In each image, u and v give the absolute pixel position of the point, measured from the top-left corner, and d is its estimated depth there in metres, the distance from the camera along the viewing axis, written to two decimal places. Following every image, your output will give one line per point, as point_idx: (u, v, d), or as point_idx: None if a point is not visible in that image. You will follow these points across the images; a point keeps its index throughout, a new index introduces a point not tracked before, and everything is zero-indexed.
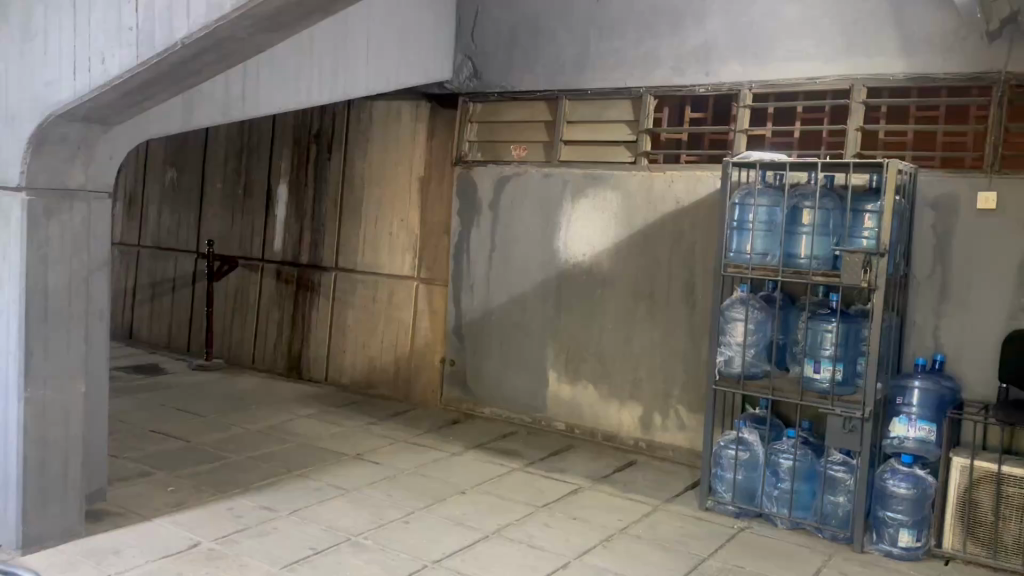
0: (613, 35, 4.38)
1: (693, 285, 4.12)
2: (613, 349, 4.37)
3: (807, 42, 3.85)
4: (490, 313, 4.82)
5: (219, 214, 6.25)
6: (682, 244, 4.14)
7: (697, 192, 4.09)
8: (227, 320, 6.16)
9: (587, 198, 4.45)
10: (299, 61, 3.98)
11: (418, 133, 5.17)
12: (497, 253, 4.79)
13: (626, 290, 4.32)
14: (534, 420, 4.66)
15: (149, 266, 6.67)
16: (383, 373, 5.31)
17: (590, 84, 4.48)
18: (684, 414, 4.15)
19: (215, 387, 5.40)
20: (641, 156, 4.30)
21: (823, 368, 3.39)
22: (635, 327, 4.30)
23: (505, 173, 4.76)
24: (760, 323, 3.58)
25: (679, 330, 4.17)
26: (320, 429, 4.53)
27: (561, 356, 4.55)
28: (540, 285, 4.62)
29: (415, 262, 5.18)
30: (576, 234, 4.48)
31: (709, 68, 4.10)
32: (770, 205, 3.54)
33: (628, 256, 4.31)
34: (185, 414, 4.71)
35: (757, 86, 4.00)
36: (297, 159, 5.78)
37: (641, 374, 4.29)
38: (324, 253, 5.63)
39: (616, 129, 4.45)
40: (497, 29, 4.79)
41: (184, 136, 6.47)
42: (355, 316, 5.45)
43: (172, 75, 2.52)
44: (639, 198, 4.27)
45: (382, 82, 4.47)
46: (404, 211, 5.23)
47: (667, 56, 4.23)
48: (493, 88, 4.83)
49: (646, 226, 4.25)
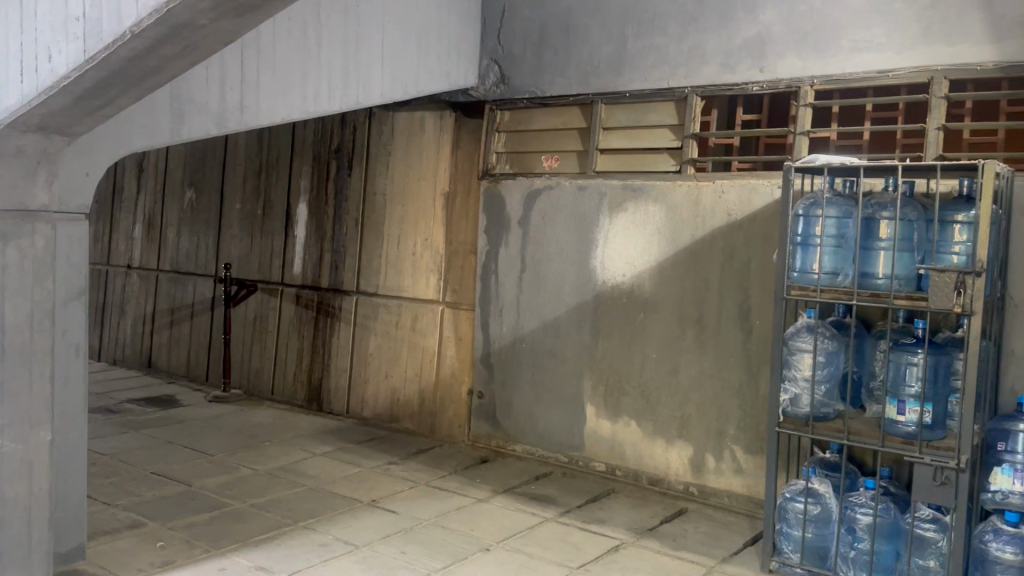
0: (653, 31, 3.92)
1: (748, 310, 3.63)
2: (659, 382, 3.89)
3: (877, 30, 3.36)
4: (522, 341, 4.37)
5: (238, 236, 5.92)
6: (734, 264, 3.66)
7: (752, 203, 3.60)
8: (245, 348, 5.81)
9: (627, 211, 3.98)
10: (305, 66, 3.61)
11: (442, 145, 4.77)
12: (528, 274, 4.35)
13: (671, 315, 3.84)
14: (571, 460, 4.18)
15: (167, 291, 6.37)
16: (407, 406, 4.90)
17: (628, 86, 4.03)
18: (741, 455, 3.65)
19: (229, 421, 5.04)
20: (686, 163, 3.85)
21: (909, 409, 2.85)
22: (682, 357, 3.82)
23: (535, 187, 4.33)
24: (831, 355, 3.08)
25: (733, 361, 3.67)
26: (335, 471, 4.11)
27: (599, 390, 4.08)
28: (575, 310, 4.17)
29: (440, 284, 4.77)
30: (613, 252, 4.02)
31: (764, 63, 3.62)
32: (840, 217, 3.05)
33: (673, 277, 3.84)
34: (192, 453, 4.34)
35: (819, 81, 3.51)
36: (317, 176, 5.43)
37: (690, 410, 3.79)
38: (345, 276, 5.25)
39: (659, 135, 4.00)
40: (525, 29, 4.37)
41: (203, 154, 6.18)
42: (378, 344, 5.05)
43: (131, 74, 2.13)
44: (685, 211, 3.80)
45: (397, 88, 4.11)
46: (429, 230, 4.83)
47: (715, 51, 3.75)
48: (522, 94, 4.41)
49: (694, 243, 3.77)
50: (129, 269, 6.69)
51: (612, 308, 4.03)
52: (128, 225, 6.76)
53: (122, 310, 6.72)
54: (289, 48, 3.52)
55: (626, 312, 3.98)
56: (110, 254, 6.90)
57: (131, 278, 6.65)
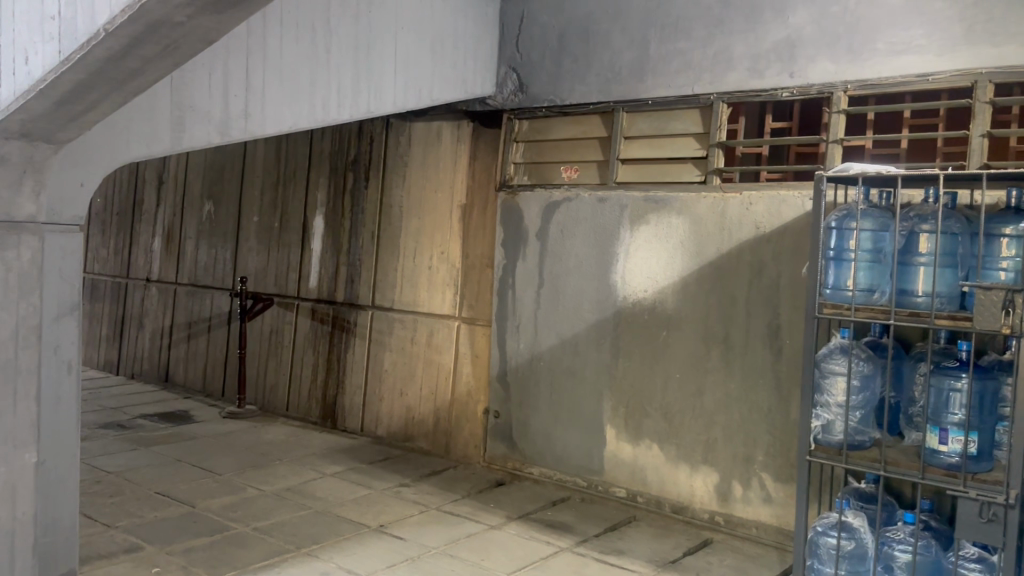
0: (677, 35, 3.74)
1: (778, 329, 3.42)
2: (682, 404, 3.68)
3: (915, 32, 3.15)
4: (539, 359, 4.20)
5: (255, 249, 5.82)
6: (762, 279, 3.46)
7: (782, 215, 3.40)
8: (261, 364, 5.70)
9: (650, 223, 3.80)
10: (313, 73, 3.49)
11: (459, 155, 4.63)
12: (546, 289, 4.18)
13: (695, 333, 3.64)
14: (590, 484, 3.99)
15: (185, 304, 6.29)
16: (421, 425, 4.74)
17: (651, 92, 3.85)
18: (770, 483, 3.43)
19: (241, 438, 4.92)
20: (711, 173, 3.66)
21: (952, 438, 2.62)
22: (707, 378, 3.61)
23: (554, 198, 4.16)
24: (866, 379, 2.87)
25: (761, 383, 3.46)
26: (344, 492, 3.96)
27: (620, 411, 3.88)
28: (595, 327, 3.98)
29: (456, 299, 4.62)
30: (634, 267, 3.84)
31: (794, 67, 3.43)
32: (877, 229, 2.83)
33: (697, 293, 3.64)
34: (199, 472, 4.22)
35: (853, 86, 3.31)
36: (334, 187, 5.31)
37: (716, 434, 3.58)
38: (360, 290, 5.12)
39: (683, 144, 3.81)
40: (544, 35, 4.22)
41: (222, 166, 6.11)
42: (392, 360, 4.91)
43: (110, 77, 2.01)
44: (710, 223, 3.60)
45: (411, 97, 3.99)
46: (445, 242, 4.68)
47: (742, 55, 3.56)
48: (540, 102, 4.25)
49: (719, 257, 3.58)
50: (148, 282, 6.63)
51: (633, 325, 3.84)
52: (147, 238, 6.71)
53: (140, 323, 6.65)
54: (297, 54, 3.40)
55: (648, 329, 3.79)
56: (130, 267, 6.85)
57: (150, 291, 6.59)
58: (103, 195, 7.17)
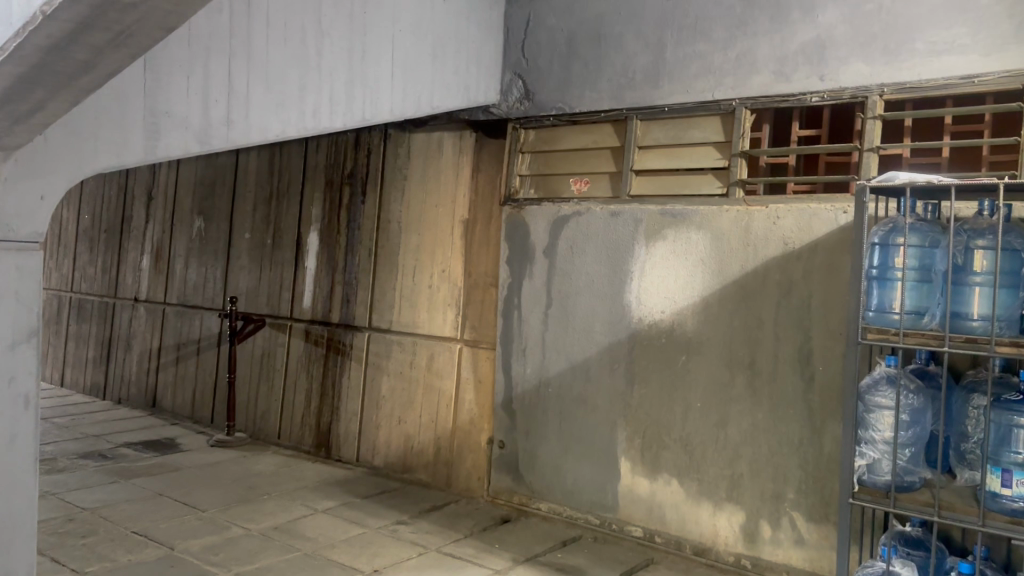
0: (695, 37, 3.48)
1: (809, 355, 3.13)
2: (704, 435, 3.38)
3: (958, 30, 2.87)
4: (547, 385, 3.90)
5: (246, 268, 5.54)
6: (792, 300, 3.17)
7: (812, 230, 3.12)
8: (252, 389, 5.40)
9: (667, 239, 3.51)
10: (303, 77, 3.23)
11: (462, 167, 4.36)
12: (554, 309, 3.89)
13: (718, 358, 3.35)
14: (603, 522, 3.67)
15: (174, 326, 6.00)
16: (421, 454, 4.43)
17: (666, 99, 3.58)
18: (803, 525, 3.13)
19: (229, 469, 4.62)
20: (734, 185, 3.39)
21: (1017, 480, 2.27)
22: (731, 407, 3.31)
23: (563, 213, 3.88)
24: (917, 414, 2.56)
25: (791, 414, 3.17)
26: (336, 532, 3.65)
27: (635, 443, 3.58)
28: (608, 351, 3.68)
29: (458, 321, 4.33)
30: (650, 286, 3.55)
31: (824, 70, 3.15)
32: (925, 245, 2.55)
33: (720, 315, 3.35)
34: (181, 509, 3.92)
35: (890, 90, 3.03)
36: (329, 203, 5.04)
37: (742, 469, 3.28)
38: (356, 310, 4.83)
39: (702, 154, 3.53)
40: (552, 39, 3.96)
41: (213, 181, 5.86)
42: (390, 386, 4.61)
43: (56, 71, 1.74)
44: (733, 239, 3.32)
45: (408, 104, 3.74)
46: (446, 260, 4.40)
47: (766, 58, 3.29)
48: (547, 110, 3.99)
49: (743, 276, 3.29)
50: (136, 302, 6.35)
51: (649, 349, 3.55)
52: (135, 256, 6.43)
53: (127, 345, 6.36)
54: (284, 58, 3.15)
55: (665, 354, 3.50)
56: (117, 287, 6.56)
57: (138, 312, 6.31)
58: (90, 211, 6.89)
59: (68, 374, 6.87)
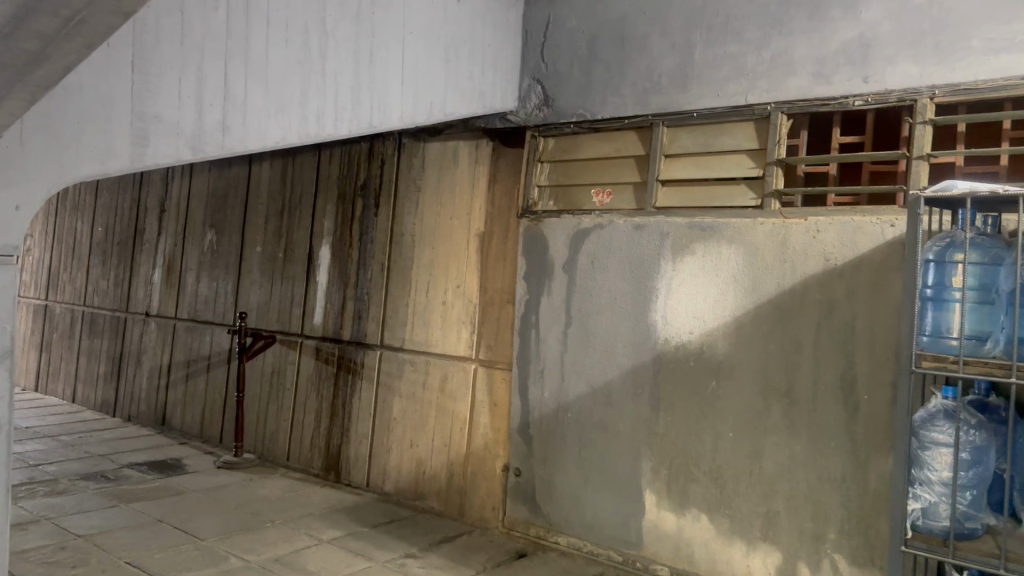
0: (726, 37, 3.23)
1: (852, 383, 2.86)
2: (735, 467, 3.11)
3: (1018, 24, 2.60)
4: (566, 410, 3.65)
5: (257, 282, 5.36)
6: (834, 321, 2.91)
7: (856, 245, 2.86)
8: (261, 408, 5.20)
9: (696, 253, 3.26)
10: (305, 81, 3.04)
11: (478, 177, 4.15)
12: (574, 328, 3.65)
13: (752, 385, 3.08)
14: (626, 559, 3.40)
15: (184, 342, 5.84)
16: (433, 481, 4.20)
17: (695, 104, 3.33)
18: (846, 569, 2.84)
19: (234, 493, 4.41)
20: (769, 196, 3.13)
21: None
22: (766, 437, 3.04)
23: (584, 226, 3.65)
24: (979, 452, 2.27)
25: (833, 447, 2.89)
26: (340, 565, 3.42)
27: (661, 474, 3.31)
28: (631, 375, 3.43)
29: (473, 340, 4.10)
30: (677, 304, 3.30)
31: (869, 71, 2.89)
32: (987, 263, 2.28)
33: (753, 337, 3.09)
34: (179, 537, 3.70)
35: (942, 92, 2.76)
36: (342, 215, 4.85)
37: (778, 505, 3.00)
38: (368, 327, 4.62)
39: (734, 162, 3.28)
40: (572, 42, 3.73)
41: (226, 192, 5.70)
42: (401, 407, 4.38)
43: (4, 63, 1.54)
44: (768, 254, 3.06)
45: (420, 110, 3.55)
46: (461, 275, 4.17)
47: (805, 59, 3.04)
48: (568, 117, 3.76)
49: (778, 294, 3.03)
50: (147, 317, 6.20)
51: (676, 373, 3.28)
52: (147, 269, 6.28)
53: (138, 361, 6.21)
54: (285, 60, 2.95)
55: (693, 378, 3.24)
56: (129, 301, 6.41)
57: (149, 326, 6.15)
58: (103, 224, 6.77)
59: (79, 390, 6.73)
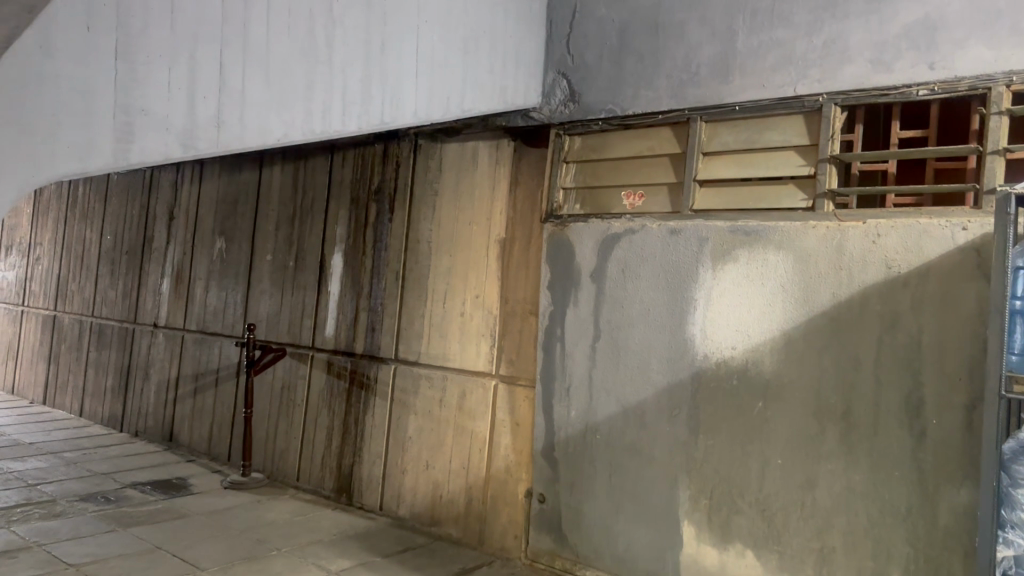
0: (773, 23, 2.94)
1: (918, 406, 2.54)
2: (785, 498, 2.80)
3: None
4: (595, 432, 3.35)
5: (268, 292, 5.11)
6: (897, 336, 2.59)
7: (922, 251, 2.55)
8: (270, 424, 4.94)
9: (738, 261, 2.96)
10: (310, 73, 2.79)
11: (499, 179, 3.88)
12: (603, 343, 3.35)
13: (804, 406, 2.77)
14: None
15: (192, 354, 5.60)
16: (451, 506, 3.91)
17: (736, 96, 3.04)
18: None
19: (239, 517, 4.14)
20: (821, 197, 2.83)
21: None
22: (820, 466, 2.73)
23: (613, 231, 3.36)
24: None
25: (897, 477, 2.57)
26: None
27: (701, 504, 3.00)
28: (666, 395, 3.13)
29: (493, 354, 3.82)
30: (718, 317, 2.99)
31: (935, 56, 2.58)
32: None
33: (804, 354, 2.78)
34: (178, 567, 3.44)
35: (1019, 79, 2.45)
36: (355, 221, 4.59)
37: (834, 541, 2.68)
38: (382, 339, 4.35)
39: (781, 160, 2.98)
40: (601, 32, 3.45)
41: (236, 198, 5.47)
42: (417, 426, 4.10)
43: None
44: (821, 261, 2.75)
45: (436, 107, 3.31)
46: (480, 285, 3.89)
47: (861, 45, 2.74)
48: (596, 113, 3.47)
49: (834, 306, 2.72)
50: (155, 328, 5.98)
51: (718, 393, 2.98)
52: (156, 279, 6.06)
53: (146, 375, 5.98)
54: (288, 49, 2.69)
55: (736, 399, 2.93)
56: (137, 312, 6.20)
57: (157, 338, 5.93)
58: (112, 232, 6.57)
59: (87, 404, 6.52)
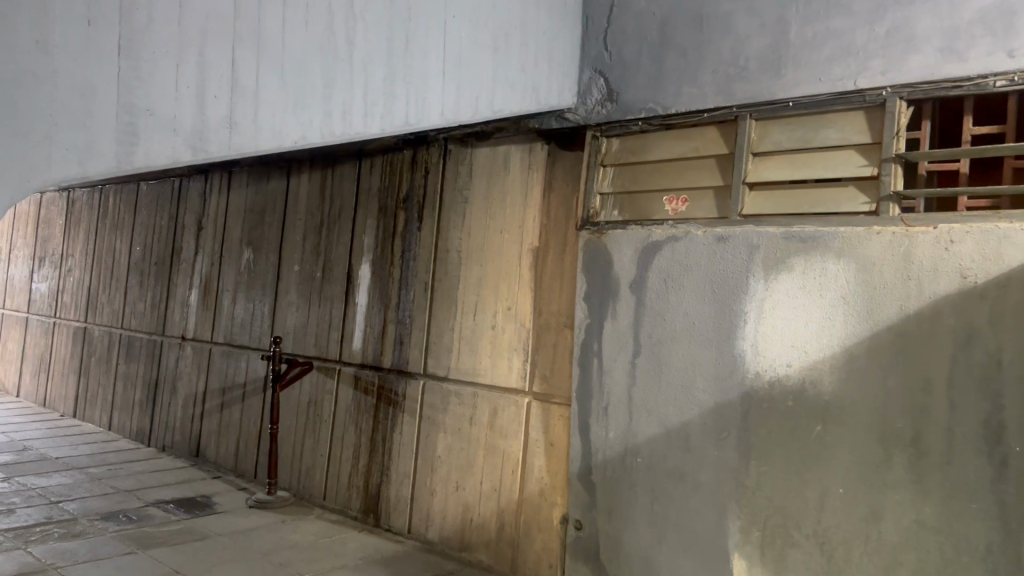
0: (829, 11, 2.70)
1: (1000, 431, 2.28)
2: (847, 531, 2.54)
3: None
4: (635, 454, 3.12)
5: (295, 303, 4.96)
6: (975, 352, 2.33)
7: (1002, 258, 2.29)
8: (297, 441, 4.78)
9: (793, 270, 2.72)
10: (327, 72, 2.61)
11: (532, 186, 3.68)
12: (643, 358, 3.12)
13: (868, 430, 2.51)
14: None
15: (219, 368, 5.48)
16: (482, 530, 3.70)
17: (789, 92, 2.80)
18: None
19: (262, 539, 3.97)
20: (885, 200, 2.58)
21: None
22: (886, 497, 2.46)
23: (655, 238, 3.13)
24: None
25: (974, 511, 2.30)
26: None
27: (752, 536, 2.75)
28: (713, 415, 2.88)
29: (525, 370, 3.61)
30: (771, 332, 2.75)
31: (1015, 43, 2.33)
32: None
33: (868, 372, 2.52)
34: None
35: None
36: (383, 231, 4.42)
37: None
38: (410, 354, 4.16)
39: (839, 160, 2.74)
40: (640, 26, 3.24)
41: (264, 207, 5.34)
42: (447, 445, 3.90)
43: None
44: (887, 270, 2.50)
45: (463, 107, 3.14)
46: (513, 297, 3.69)
47: (929, 32, 2.49)
48: (636, 113, 3.26)
49: (902, 320, 2.46)
50: (183, 341, 5.87)
51: (771, 415, 2.73)
52: (184, 290, 5.96)
53: (173, 388, 5.88)
54: (305, 46, 2.51)
55: (792, 422, 2.68)
56: (165, 324, 6.10)
57: (184, 351, 5.82)
58: (142, 244, 6.49)
59: (116, 418, 6.44)
